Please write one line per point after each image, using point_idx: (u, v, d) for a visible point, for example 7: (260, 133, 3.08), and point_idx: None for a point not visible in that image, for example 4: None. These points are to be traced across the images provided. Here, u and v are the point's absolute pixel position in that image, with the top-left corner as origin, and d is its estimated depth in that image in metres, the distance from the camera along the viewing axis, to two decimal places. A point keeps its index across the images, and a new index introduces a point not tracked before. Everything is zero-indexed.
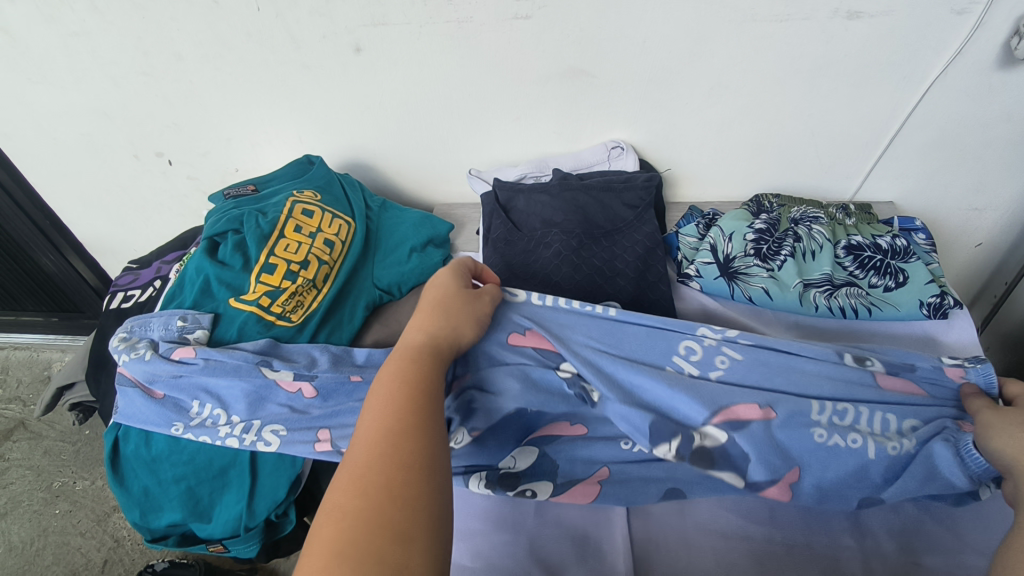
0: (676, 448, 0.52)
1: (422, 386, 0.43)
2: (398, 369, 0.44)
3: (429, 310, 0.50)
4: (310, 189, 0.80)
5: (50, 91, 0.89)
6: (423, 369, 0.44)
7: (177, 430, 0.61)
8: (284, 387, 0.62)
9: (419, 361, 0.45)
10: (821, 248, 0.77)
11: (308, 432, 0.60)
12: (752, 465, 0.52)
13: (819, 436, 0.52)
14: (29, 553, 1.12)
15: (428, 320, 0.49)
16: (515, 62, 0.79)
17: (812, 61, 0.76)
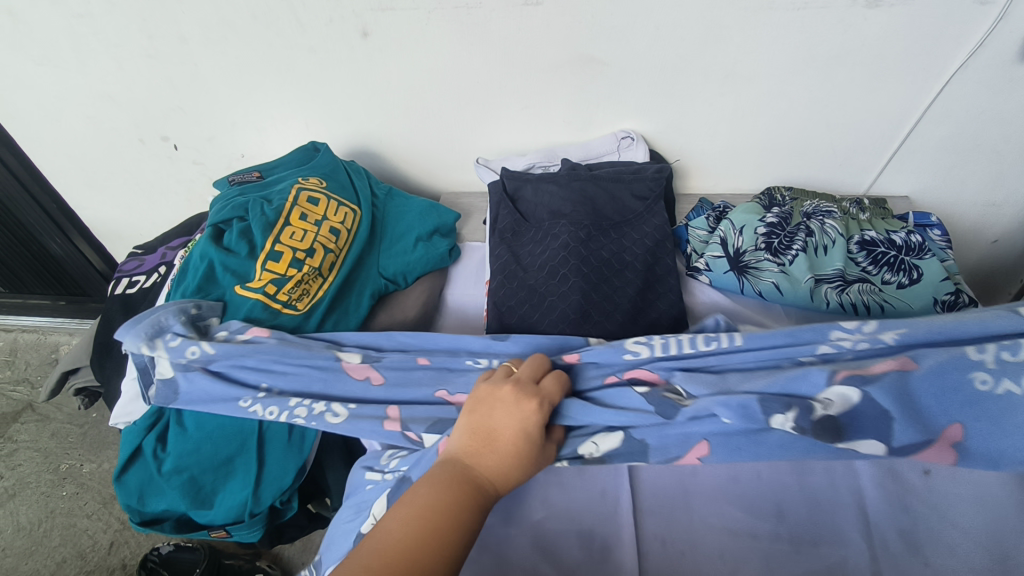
0: (795, 420, 0.47)
1: (451, 519, 0.43)
2: (438, 486, 0.45)
3: (499, 443, 0.47)
4: (315, 175, 0.79)
5: (55, 73, 0.89)
6: (462, 499, 0.44)
7: (246, 402, 0.58)
8: (350, 373, 0.60)
9: (459, 491, 0.45)
10: (833, 243, 0.75)
11: (377, 409, 0.57)
12: (900, 429, 0.46)
13: (982, 384, 0.47)
14: (37, 534, 1.13)
15: (492, 460, 0.46)
16: (524, 49, 0.78)
17: (829, 51, 0.75)
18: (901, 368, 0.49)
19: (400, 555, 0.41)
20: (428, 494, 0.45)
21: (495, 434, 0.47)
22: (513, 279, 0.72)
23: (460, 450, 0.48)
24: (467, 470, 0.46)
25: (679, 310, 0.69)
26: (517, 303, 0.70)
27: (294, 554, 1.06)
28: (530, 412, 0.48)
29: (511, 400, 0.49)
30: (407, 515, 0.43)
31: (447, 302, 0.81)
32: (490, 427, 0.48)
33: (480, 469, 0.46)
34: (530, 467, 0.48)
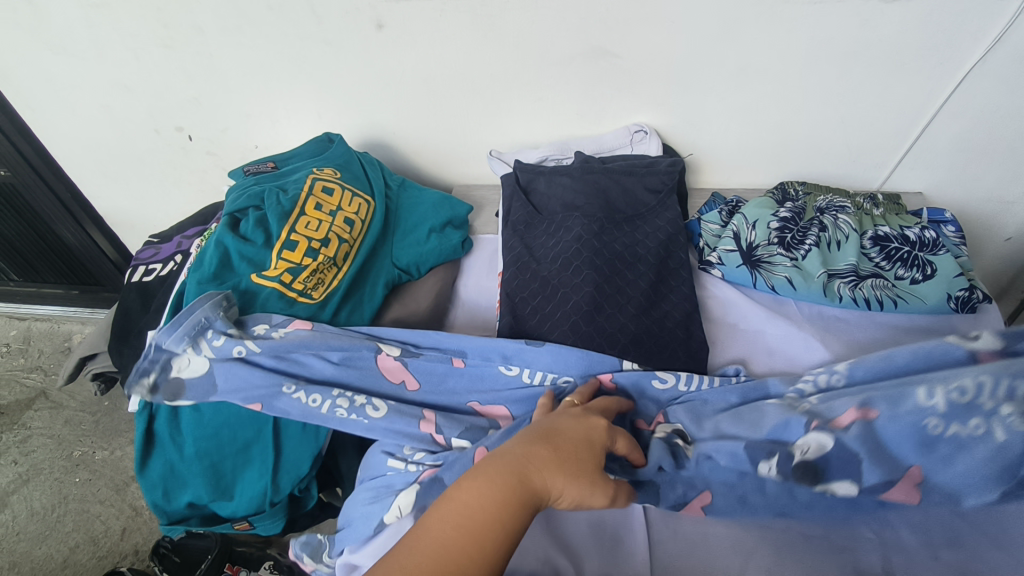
0: (776, 466, 0.52)
1: (505, 504, 0.41)
2: (494, 471, 0.43)
3: (563, 448, 0.46)
4: (329, 166, 0.80)
5: (71, 62, 0.89)
6: (516, 498, 0.41)
7: (287, 389, 0.60)
8: (388, 376, 0.63)
9: (516, 478, 0.42)
10: (847, 238, 0.75)
11: (414, 409, 0.60)
12: (867, 468, 0.49)
13: (935, 428, 0.48)
14: (50, 519, 1.14)
15: (553, 455, 0.45)
16: (539, 41, 0.78)
17: (844, 45, 0.74)
18: (859, 413, 0.51)
19: (445, 555, 0.38)
20: (482, 478, 0.42)
21: (561, 439, 0.47)
22: (526, 271, 0.72)
23: (518, 443, 0.46)
24: (525, 460, 0.44)
25: (691, 304, 0.69)
26: (530, 295, 0.70)
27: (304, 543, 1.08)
28: (596, 431, 0.49)
29: (580, 417, 0.50)
30: (461, 497, 0.41)
31: (459, 294, 0.81)
32: (552, 432, 0.47)
33: (540, 462, 0.44)
34: (596, 478, 0.46)
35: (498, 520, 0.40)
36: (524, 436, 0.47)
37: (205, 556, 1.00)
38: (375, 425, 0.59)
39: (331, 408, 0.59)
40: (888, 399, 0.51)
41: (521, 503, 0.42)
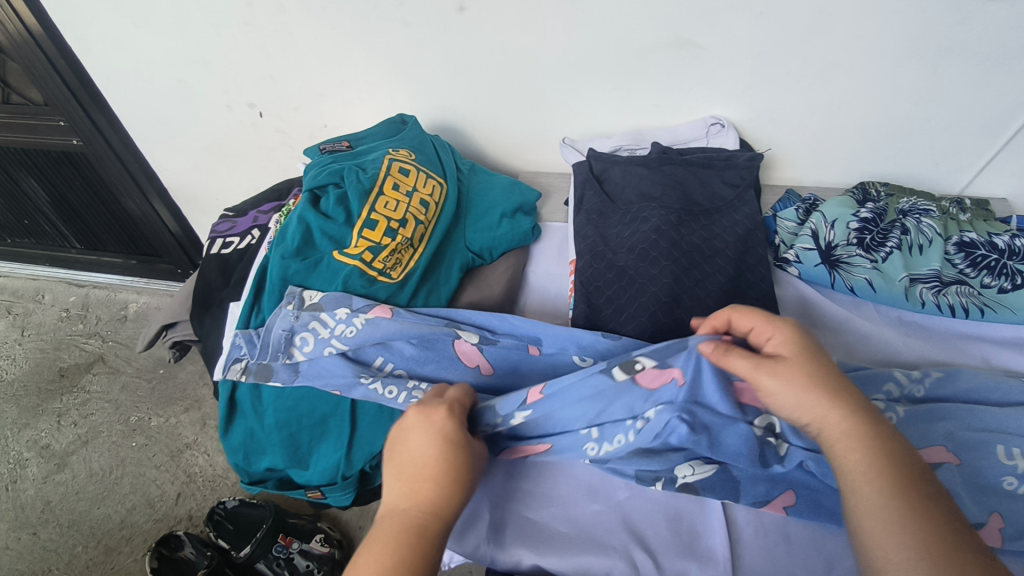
0: None
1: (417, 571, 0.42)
2: (388, 549, 0.42)
3: (432, 471, 0.45)
4: (404, 147, 0.80)
5: (153, 36, 0.91)
6: (411, 562, 0.42)
7: (365, 380, 0.60)
8: (464, 362, 0.63)
9: (414, 543, 0.43)
10: (930, 242, 0.73)
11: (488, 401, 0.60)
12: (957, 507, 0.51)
13: (1009, 483, 0.53)
14: (109, 480, 1.18)
15: (430, 490, 0.45)
16: (621, 30, 0.77)
17: (940, 43, 0.72)
18: (952, 457, 0.54)
19: None
20: (381, 559, 0.42)
21: (425, 468, 0.46)
22: (602, 260, 0.71)
23: (396, 497, 0.45)
24: (410, 515, 0.44)
25: (771, 300, 0.68)
26: (605, 284, 0.70)
27: (351, 518, 1.11)
28: (448, 430, 0.48)
29: (425, 428, 0.47)
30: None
31: (529, 280, 0.81)
32: (414, 467, 0.46)
33: (424, 508, 0.44)
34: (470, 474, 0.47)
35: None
36: (396, 485, 0.46)
37: (258, 525, 1.03)
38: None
39: (408, 399, 0.60)
40: (974, 447, 0.54)
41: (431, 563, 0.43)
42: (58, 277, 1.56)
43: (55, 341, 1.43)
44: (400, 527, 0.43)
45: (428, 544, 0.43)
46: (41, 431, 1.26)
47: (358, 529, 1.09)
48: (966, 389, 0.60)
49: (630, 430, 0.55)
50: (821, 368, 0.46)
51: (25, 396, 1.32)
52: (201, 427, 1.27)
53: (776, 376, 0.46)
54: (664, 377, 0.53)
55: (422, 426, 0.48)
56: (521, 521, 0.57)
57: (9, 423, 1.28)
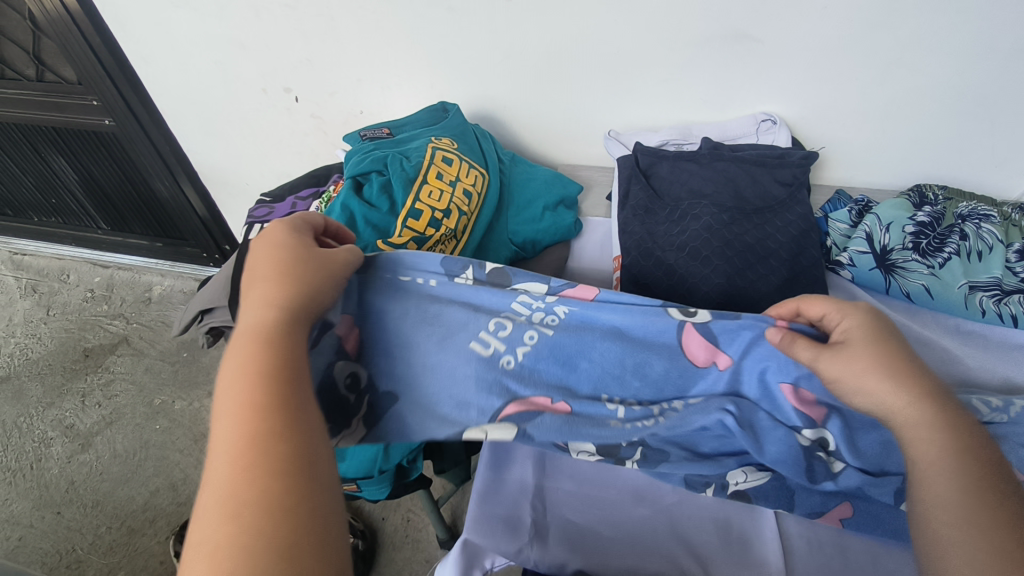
0: None
1: (263, 367, 0.38)
2: (238, 353, 0.39)
3: (263, 280, 0.43)
4: (446, 136, 0.78)
5: (192, 16, 0.90)
6: (253, 348, 0.39)
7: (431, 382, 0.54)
8: None
9: (263, 342, 0.39)
10: (990, 249, 0.71)
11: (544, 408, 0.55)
12: None
13: None
14: (132, 462, 1.18)
15: (268, 287, 0.43)
16: (675, 21, 0.75)
17: (1010, 42, 0.70)
18: None
19: (242, 442, 0.34)
20: (231, 365, 0.38)
21: (262, 268, 0.44)
22: (649, 257, 0.69)
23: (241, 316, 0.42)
24: (254, 312, 0.41)
25: None
26: (653, 283, 0.67)
27: (374, 509, 1.10)
28: (286, 242, 0.46)
29: (263, 244, 0.46)
30: (235, 385, 0.37)
31: (570, 274, 0.79)
32: (255, 276, 0.44)
33: (267, 311, 0.41)
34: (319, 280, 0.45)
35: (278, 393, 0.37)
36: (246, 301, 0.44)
37: None
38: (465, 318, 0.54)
39: None
40: None
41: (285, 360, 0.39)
42: (83, 257, 1.56)
43: (80, 321, 1.43)
44: (243, 331, 0.41)
45: (277, 330, 0.40)
46: (66, 411, 1.26)
47: (381, 521, 1.08)
48: None
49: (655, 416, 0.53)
50: (890, 345, 0.43)
51: (50, 374, 1.33)
52: None
53: (837, 363, 0.43)
54: (713, 359, 0.52)
55: (262, 243, 0.47)
56: (565, 524, 0.55)
57: (35, 402, 1.28)
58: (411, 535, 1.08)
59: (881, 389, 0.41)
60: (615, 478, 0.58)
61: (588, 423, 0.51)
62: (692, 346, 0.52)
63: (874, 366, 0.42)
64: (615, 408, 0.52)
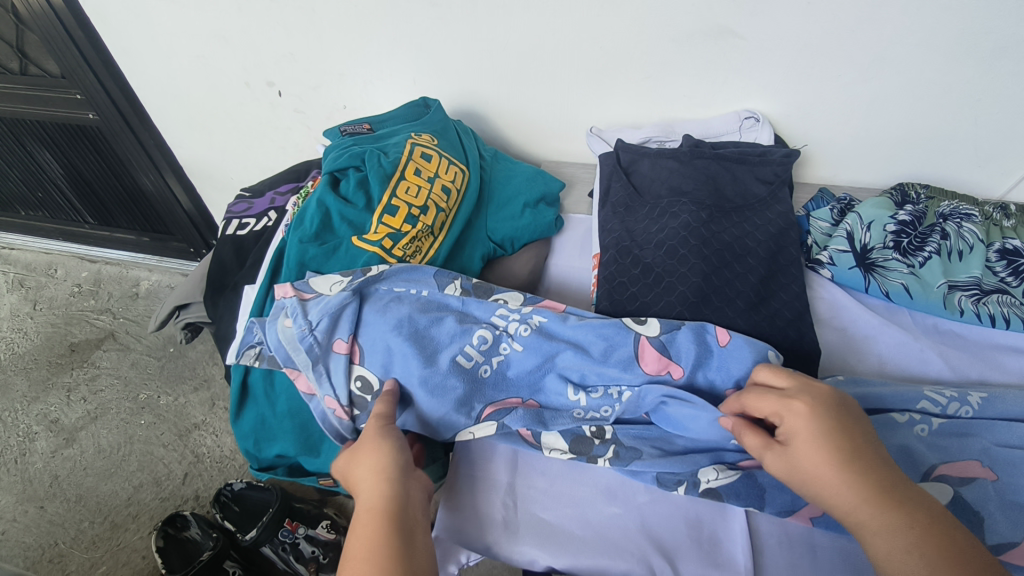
0: None
1: (394, 547, 0.42)
2: (363, 535, 0.42)
3: (360, 462, 0.48)
4: (427, 131, 0.78)
5: (172, 8, 0.89)
6: (368, 535, 0.42)
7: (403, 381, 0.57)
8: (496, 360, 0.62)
9: (384, 517, 0.43)
10: (971, 248, 0.70)
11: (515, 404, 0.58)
12: (998, 526, 0.48)
13: None
14: (116, 457, 1.18)
15: (363, 480, 0.46)
16: (658, 16, 0.74)
17: (994, 40, 0.69)
18: (992, 474, 0.50)
19: None
20: (355, 548, 0.42)
21: (354, 468, 0.48)
22: (627, 255, 0.69)
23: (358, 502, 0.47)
24: (363, 502, 0.45)
25: (803, 303, 0.65)
26: (630, 280, 0.67)
27: None
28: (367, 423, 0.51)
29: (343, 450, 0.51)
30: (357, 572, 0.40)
31: (550, 272, 0.79)
32: (351, 473, 0.48)
33: (380, 487, 0.45)
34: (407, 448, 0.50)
35: (414, 563, 0.41)
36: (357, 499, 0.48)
37: (264, 508, 1.02)
38: (442, 335, 0.57)
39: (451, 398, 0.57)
40: (1014, 463, 0.51)
41: (403, 530, 0.43)
42: (72, 252, 1.55)
43: (66, 316, 1.42)
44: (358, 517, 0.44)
45: (382, 511, 0.44)
46: (51, 406, 1.26)
47: None
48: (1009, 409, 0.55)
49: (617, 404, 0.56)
50: (839, 447, 0.43)
51: (35, 369, 1.32)
52: (210, 407, 1.26)
53: (780, 468, 0.45)
54: (664, 368, 0.57)
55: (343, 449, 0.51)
56: (538, 521, 0.55)
57: (19, 396, 1.27)
58: None
59: (837, 496, 0.42)
60: (591, 478, 0.57)
61: (557, 415, 0.57)
62: (645, 353, 0.57)
63: (828, 476, 0.42)
64: (578, 399, 0.57)
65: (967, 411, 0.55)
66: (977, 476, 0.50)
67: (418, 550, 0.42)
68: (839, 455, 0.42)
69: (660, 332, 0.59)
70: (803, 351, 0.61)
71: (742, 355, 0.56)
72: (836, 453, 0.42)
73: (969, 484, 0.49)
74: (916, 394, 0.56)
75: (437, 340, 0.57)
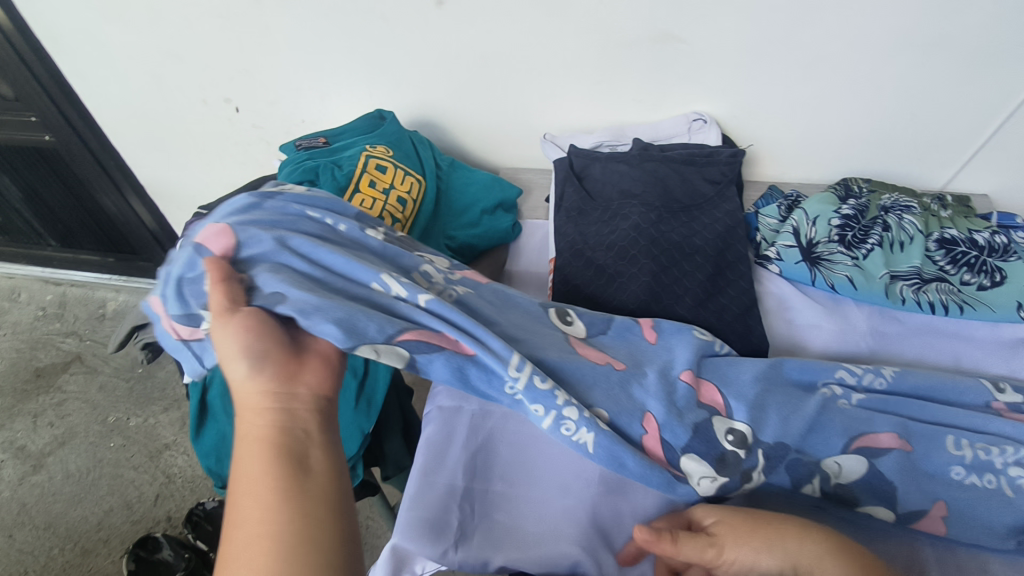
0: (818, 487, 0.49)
1: (284, 478, 0.37)
2: (252, 464, 0.38)
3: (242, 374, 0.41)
4: (382, 143, 0.78)
5: (124, 29, 0.89)
6: (257, 464, 0.37)
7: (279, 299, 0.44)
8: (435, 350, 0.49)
9: (270, 446, 0.38)
10: (911, 239, 0.73)
11: (432, 346, 0.46)
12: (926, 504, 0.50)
13: (957, 474, 0.50)
14: (85, 482, 1.16)
15: (252, 395, 0.41)
16: (604, 24, 0.76)
17: (923, 37, 0.72)
18: (903, 444, 0.50)
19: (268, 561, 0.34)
20: (244, 478, 0.37)
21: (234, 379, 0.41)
22: (580, 257, 0.70)
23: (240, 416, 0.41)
24: (249, 425, 0.40)
25: (750, 298, 0.67)
26: (584, 282, 0.68)
27: None
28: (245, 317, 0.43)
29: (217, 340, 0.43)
30: (246, 505, 0.36)
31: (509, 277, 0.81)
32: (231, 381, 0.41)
33: (269, 413, 0.40)
34: (289, 352, 0.43)
35: (309, 492, 0.37)
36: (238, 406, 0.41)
37: None
38: (345, 260, 0.48)
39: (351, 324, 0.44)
40: None
41: (293, 457, 0.38)
42: (35, 275, 1.53)
43: (31, 340, 1.40)
44: (245, 441, 0.39)
45: (272, 440, 0.39)
46: (17, 432, 1.24)
47: None
48: (919, 385, 0.57)
49: (555, 410, 0.47)
50: (748, 514, 0.45)
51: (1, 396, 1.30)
52: (180, 427, 1.25)
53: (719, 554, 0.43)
54: (607, 359, 0.54)
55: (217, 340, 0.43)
56: (492, 525, 0.55)
57: None
58: (369, 541, 1.04)
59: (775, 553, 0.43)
60: (544, 479, 0.57)
61: (482, 375, 0.47)
62: (588, 346, 0.56)
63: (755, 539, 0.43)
64: (515, 376, 0.47)
65: (881, 382, 0.57)
66: (889, 445, 0.50)
67: (314, 476, 0.38)
68: (753, 517, 0.44)
69: (588, 332, 0.57)
70: (751, 345, 0.63)
71: (676, 341, 0.57)
72: (753, 518, 0.44)
73: (882, 454, 0.50)
74: (833, 366, 0.58)
75: (340, 272, 0.48)
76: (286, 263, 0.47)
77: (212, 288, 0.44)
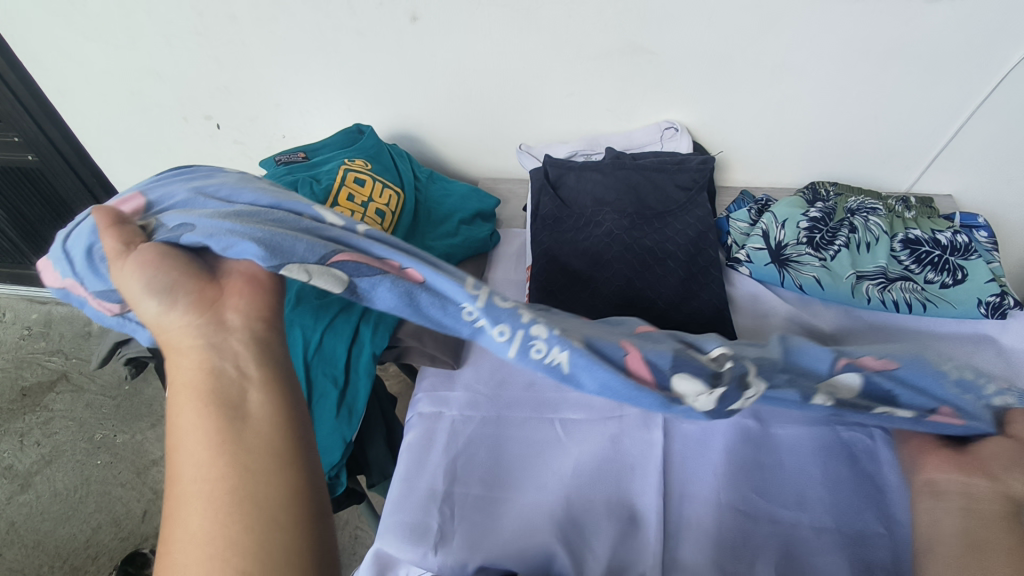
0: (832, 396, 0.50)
1: (221, 428, 0.35)
2: (187, 413, 0.36)
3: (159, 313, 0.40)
4: (361, 157, 0.80)
5: (103, 48, 0.90)
6: (191, 414, 0.36)
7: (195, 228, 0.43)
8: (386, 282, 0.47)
9: (201, 392, 0.36)
10: (877, 240, 0.75)
11: (374, 270, 0.44)
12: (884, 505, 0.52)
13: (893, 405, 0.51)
14: (72, 500, 1.16)
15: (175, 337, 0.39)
16: (576, 36, 0.78)
17: (882, 45, 0.75)
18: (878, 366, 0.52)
19: (211, 513, 0.32)
20: (181, 432, 0.35)
21: (156, 320, 0.40)
22: (555, 263, 0.71)
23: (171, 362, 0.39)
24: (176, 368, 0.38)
25: (722, 301, 0.68)
26: (559, 288, 0.70)
27: None
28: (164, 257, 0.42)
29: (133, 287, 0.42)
30: (186, 460, 0.34)
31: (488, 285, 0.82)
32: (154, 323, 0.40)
33: (198, 352, 0.38)
34: (211, 289, 0.41)
35: (247, 440, 0.35)
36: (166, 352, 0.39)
37: None
38: (262, 197, 0.47)
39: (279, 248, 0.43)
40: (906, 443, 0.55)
41: (226, 402, 0.36)
42: (20, 294, 1.52)
43: (17, 360, 1.40)
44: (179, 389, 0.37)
45: (203, 383, 0.37)
46: (4, 452, 1.24)
47: None
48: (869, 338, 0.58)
49: (522, 329, 0.44)
50: None
51: None
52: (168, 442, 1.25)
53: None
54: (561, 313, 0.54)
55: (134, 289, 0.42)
56: (469, 525, 0.55)
57: None
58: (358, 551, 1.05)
59: None
60: (522, 483, 0.58)
61: (435, 302, 0.44)
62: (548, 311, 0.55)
63: None
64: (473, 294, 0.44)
65: None
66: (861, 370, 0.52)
67: (252, 421, 0.36)
68: None
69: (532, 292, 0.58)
70: None
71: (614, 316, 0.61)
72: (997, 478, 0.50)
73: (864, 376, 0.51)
74: None
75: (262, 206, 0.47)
76: (203, 206, 0.47)
77: (111, 241, 0.43)
